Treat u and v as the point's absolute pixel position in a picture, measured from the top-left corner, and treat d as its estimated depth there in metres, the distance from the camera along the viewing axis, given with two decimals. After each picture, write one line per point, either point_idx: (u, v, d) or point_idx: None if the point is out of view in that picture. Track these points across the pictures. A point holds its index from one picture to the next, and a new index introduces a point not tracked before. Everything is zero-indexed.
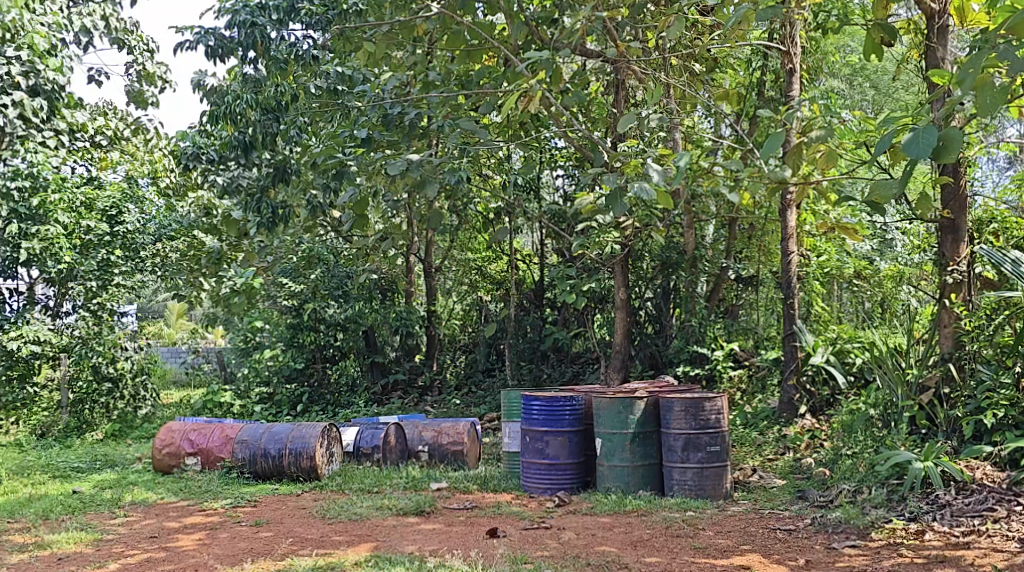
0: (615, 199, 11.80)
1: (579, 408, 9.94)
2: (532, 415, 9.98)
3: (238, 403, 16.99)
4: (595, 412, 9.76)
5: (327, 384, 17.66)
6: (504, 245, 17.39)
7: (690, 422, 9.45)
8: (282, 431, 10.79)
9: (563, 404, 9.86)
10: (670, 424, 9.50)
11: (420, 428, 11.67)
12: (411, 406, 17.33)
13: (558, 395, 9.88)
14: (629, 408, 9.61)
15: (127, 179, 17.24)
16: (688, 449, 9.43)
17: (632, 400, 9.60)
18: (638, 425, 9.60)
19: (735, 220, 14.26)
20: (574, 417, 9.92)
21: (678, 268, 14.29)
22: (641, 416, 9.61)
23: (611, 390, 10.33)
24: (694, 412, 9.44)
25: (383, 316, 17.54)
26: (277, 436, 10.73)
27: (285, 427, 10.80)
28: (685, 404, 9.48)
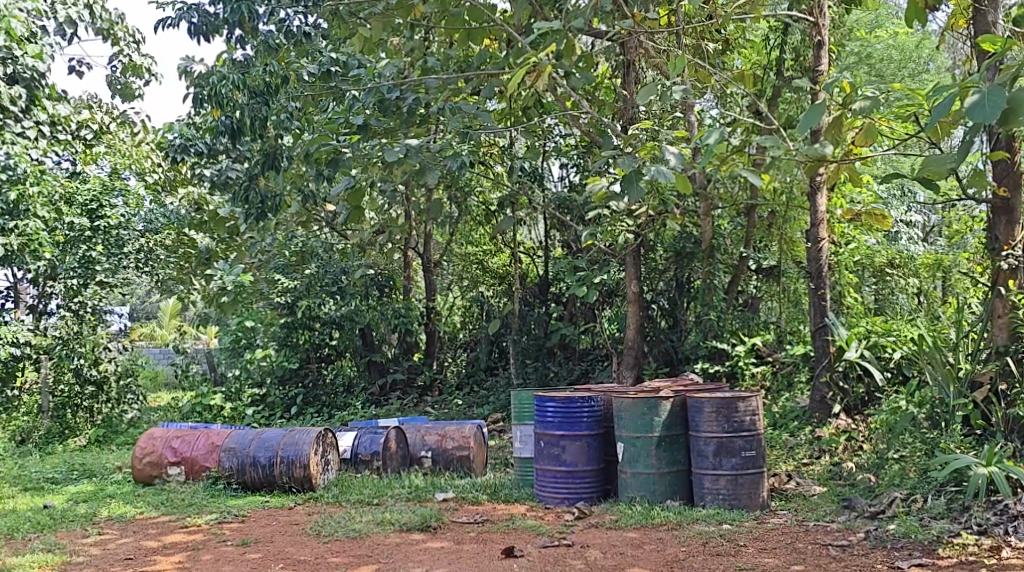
0: (631, 181, 10.60)
1: (597, 410, 9.10)
2: (546, 418, 9.13)
3: (229, 406, 16.15)
4: (615, 414, 8.92)
5: (323, 385, 16.84)
6: (506, 237, 16.55)
7: (723, 425, 8.60)
8: (272, 438, 9.93)
9: (581, 406, 9.02)
10: (699, 427, 8.66)
11: (422, 431, 10.85)
12: (411, 408, 16.50)
13: (575, 395, 9.04)
14: (654, 409, 8.76)
15: (111, 173, 16.33)
16: (720, 454, 8.59)
17: (658, 401, 8.75)
18: (664, 429, 8.76)
19: (754, 209, 13.32)
20: (593, 420, 9.08)
21: (693, 259, 13.43)
22: (667, 418, 8.77)
23: (631, 389, 9.49)
24: (726, 414, 8.60)
25: (380, 313, 16.69)
26: (267, 443, 9.87)
27: (276, 434, 9.94)
28: (716, 405, 8.64)
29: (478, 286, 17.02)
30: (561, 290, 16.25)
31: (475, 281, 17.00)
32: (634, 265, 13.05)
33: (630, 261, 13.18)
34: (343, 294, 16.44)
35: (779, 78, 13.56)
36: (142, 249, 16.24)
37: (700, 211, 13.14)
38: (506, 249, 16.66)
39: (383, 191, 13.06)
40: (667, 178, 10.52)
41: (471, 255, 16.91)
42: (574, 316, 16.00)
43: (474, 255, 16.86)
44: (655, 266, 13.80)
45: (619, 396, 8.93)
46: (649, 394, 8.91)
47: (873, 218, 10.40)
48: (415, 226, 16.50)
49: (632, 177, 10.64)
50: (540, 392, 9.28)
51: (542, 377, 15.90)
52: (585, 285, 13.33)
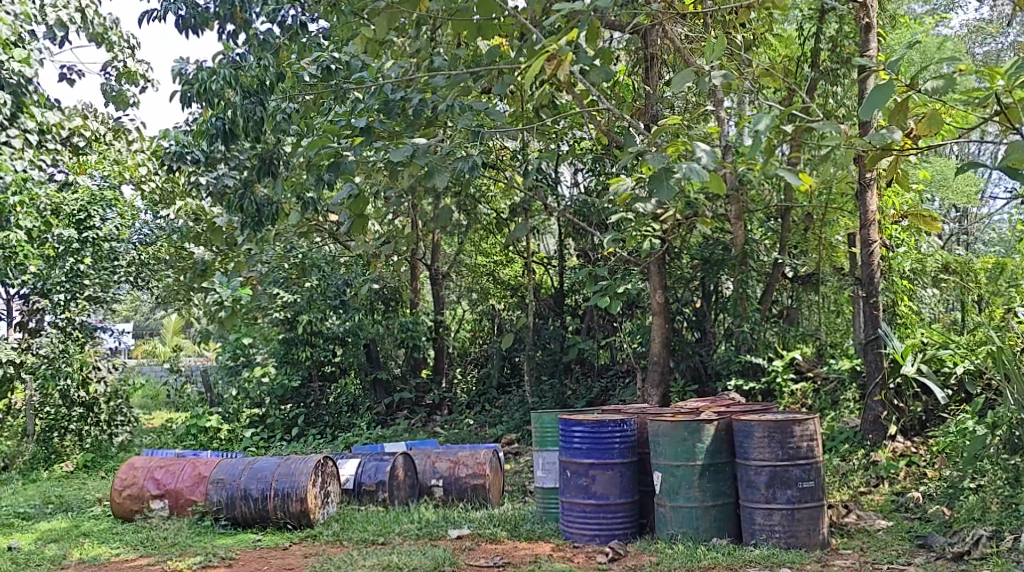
0: (659, 181, 9.66)
1: (630, 434, 8.13)
2: (573, 444, 8.14)
3: (225, 428, 15.14)
4: (652, 439, 7.94)
5: (326, 405, 15.83)
6: (519, 246, 15.54)
7: (776, 451, 7.64)
8: (266, 468, 8.91)
9: (613, 430, 8.03)
10: (748, 454, 7.70)
11: (432, 458, 9.87)
12: (419, 428, 15.47)
13: (605, 418, 8.05)
14: (697, 434, 7.78)
15: (105, 186, 15.35)
16: (774, 485, 7.63)
17: (701, 424, 7.79)
18: (708, 456, 7.79)
19: (790, 210, 12.27)
20: (625, 446, 8.09)
21: (723, 267, 12.62)
22: (710, 443, 7.80)
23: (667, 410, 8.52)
24: (779, 439, 7.65)
25: (385, 328, 15.88)
26: (259, 474, 8.86)
27: (270, 462, 8.94)
28: (767, 429, 7.69)
29: (489, 299, 15.95)
30: (577, 302, 15.22)
31: (485, 293, 15.93)
32: (660, 273, 12.31)
33: (655, 269, 12.35)
34: (346, 306, 15.60)
35: (815, 70, 12.51)
36: (136, 264, 15.49)
37: (731, 215, 12.03)
38: (518, 260, 15.65)
39: (390, 199, 12.09)
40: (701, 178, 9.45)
41: (480, 267, 15.87)
42: (592, 329, 14.93)
43: (484, 266, 15.83)
44: (681, 276, 12.88)
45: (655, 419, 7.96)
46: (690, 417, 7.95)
47: (920, 220, 9.50)
48: (422, 236, 15.59)
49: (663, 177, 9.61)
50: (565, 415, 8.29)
51: (559, 395, 14.87)
52: (608, 294, 12.02)
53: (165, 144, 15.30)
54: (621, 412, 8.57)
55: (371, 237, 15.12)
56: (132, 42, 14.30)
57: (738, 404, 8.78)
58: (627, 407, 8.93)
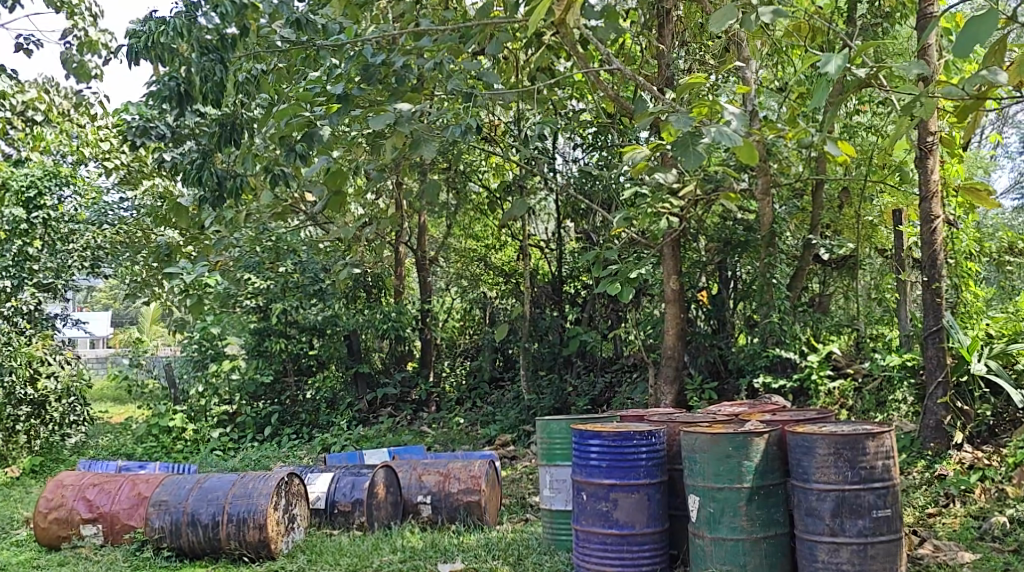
0: (685, 148, 8.42)
1: (658, 448, 6.99)
2: (589, 461, 7.03)
3: (190, 428, 13.75)
4: (689, 456, 6.86)
5: (302, 402, 14.37)
6: (513, 228, 14.08)
7: (845, 473, 6.55)
8: (218, 489, 7.77)
9: (638, 445, 6.92)
10: (808, 475, 6.62)
11: (419, 470, 8.49)
12: (405, 425, 13.99)
13: (628, 431, 6.94)
14: (745, 451, 6.72)
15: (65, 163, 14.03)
16: (842, 514, 6.54)
17: (750, 439, 6.71)
18: (758, 477, 6.72)
19: (822, 184, 10.86)
20: (651, 463, 6.98)
21: (745, 250, 11.27)
22: (760, 461, 6.73)
23: (698, 415, 7.40)
24: (848, 458, 6.56)
25: (367, 317, 14.27)
26: (210, 496, 7.71)
27: (223, 481, 7.79)
28: (833, 445, 6.59)
29: (480, 286, 14.43)
30: (578, 289, 13.77)
31: (476, 280, 14.27)
32: (672, 259, 11.00)
33: (667, 253, 11.05)
34: (324, 292, 14.10)
35: (851, 27, 11.04)
36: (91, 249, 13.89)
37: (758, 190, 10.57)
38: (512, 243, 14.20)
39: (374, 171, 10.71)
40: (733, 143, 8.35)
41: (469, 250, 14.41)
42: (594, 319, 13.50)
43: (473, 250, 14.32)
44: (697, 260, 11.45)
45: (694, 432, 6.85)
46: (733, 428, 6.87)
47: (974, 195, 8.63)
48: (406, 218, 14.17)
49: (687, 143, 8.48)
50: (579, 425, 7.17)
51: (559, 392, 13.31)
52: (619, 281, 10.46)
53: (127, 117, 13.78)
54: (645, 420, 7.43)
55: (351, 219, 13.65)
56: (95, 6, 11.89)
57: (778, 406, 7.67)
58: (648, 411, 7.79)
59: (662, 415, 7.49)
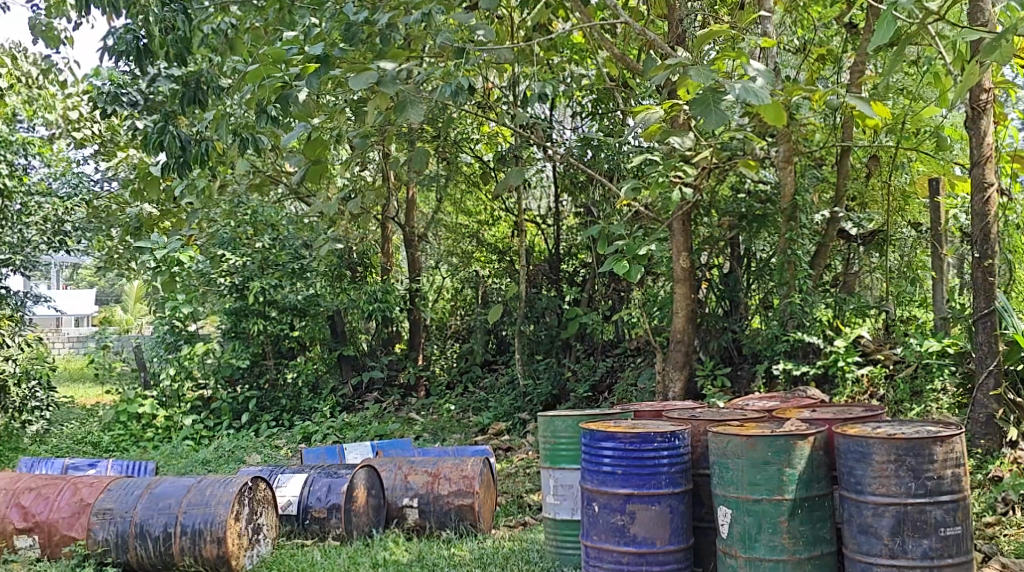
0: (707, 106, 7.57)
1: (681, 453, 6.33)
2: (603, 466, 6.33)
3: (161, 415, 12.87)
4: (722, 463, 6.14)
5: (281, 387, 13.28)
6: (509, 201, 13.11)
7: (908, 485, 5.84)
8: (170, 497, 7.09)
9: (660, 448, 6.24)
10: (863, 485, 5.91)
11: (404, 469, 7.71)
12: (392, 412, 13.01)
13: (648, 433, 6.25)
14: (786, 458, 6.01)
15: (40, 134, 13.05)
16: (906, 532, 5.83)
17: (792, 443, 6.00)
18: (802, 488, 6.02)
19: (848, 152, 10.02)
20: (674, 469, 6.30)
21: (764, 226, 10.37)
22: (804, 469, 6.03)
23: (724, 412, 6.69)
24: (911, 467, 5.84)
25: (351, 297, 13.20)
26: (161, 505, 7.04)
27: (176, 489, 7.11)
28: (893, 452, 5.87)
29: (471, 264, 13.51)
30: (576, 267, 12.85)
31: (468, 258, 13.51)
32: (683, 235, 10.07)
33: (677, 229, 10.11)
34: (305, 271, 13.10)
35: None
36: (54, 222, 12.81)
37: (779, 157, 9.72)
38: (506, 218, 13.28)
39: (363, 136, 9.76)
40: (759, 101, 7.51)
41: (460, 226, 13.50)
42: (594, 299, 12.56)
43: (464, 227, 13.47)
44: (709, 238, 10.55)
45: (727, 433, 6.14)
46: (770, 428, 6.16)
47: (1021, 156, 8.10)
48: (393, 191, 13.18)
49: (710, 101, 7.59)
50: (591, 426, 6.46)
51: (557, 378, 12.34)
52: (627, 258, 9.58)
53: (94, 82, 12.67)
54: (664, 418, 6.71)
55: (335, 191, 12.65)
56: None
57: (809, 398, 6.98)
58: (666, 406, 7.08)
59: (684, 413, 6.77)
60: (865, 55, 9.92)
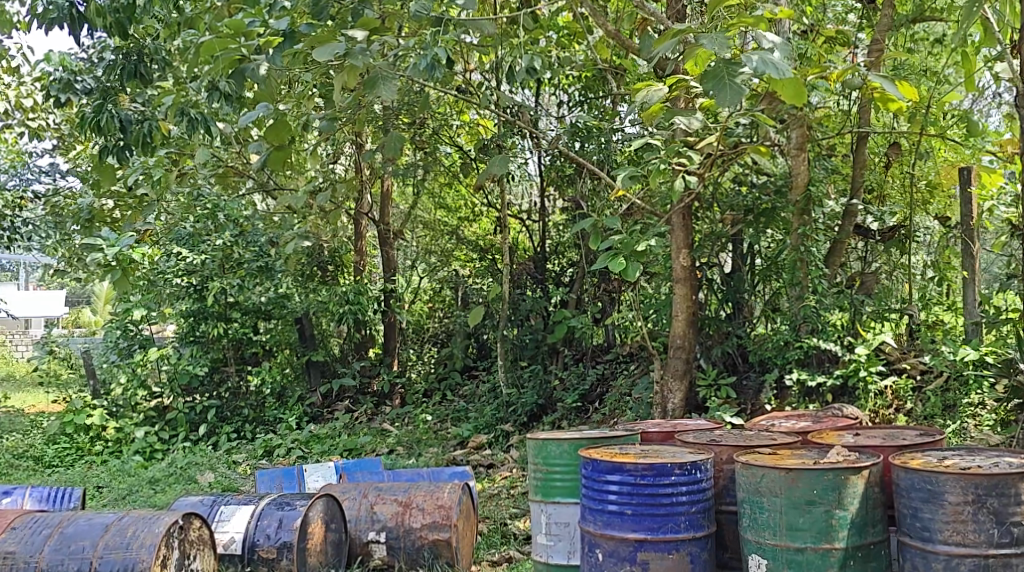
0: (719, 81, 6.53)
1: (700, 488, 5.89)
2: (613, 502, 5.88)
3: (111, 427, 11.81)
4: (765, 503, 5.70)
5: (245, 396, 12.23)
6: (491, 195, 12.11)
7: (989, 529, 5.42)
8: (84, 537, 6.13)
9: (678, 484, 5.80)
10: (928, 526, 5.51)
11: (373, 498, 6.87)
12: (364, 422, 11.94)
13: (665, 465, 5.80)
14: (839, 499, 5.60)
15: None
16: None
17: (846, 481, 5.59)
18: (855, 533, 5.61)
19: (866, 139, 9.08)
20: (693, 508, 5.86)
21: (773, 220, 9.37)
22: (857, 512, 5.62)
23: (753, 437, 6.23)
24: (992, 510, 5.42)
25: (322, 298, 12.06)
26: (72, 548, 6.07)
27: (91, 528, 6.15)
28: (969, 492, 5.46)
29: (451, 262, 12.49)
30: (563, 266, 11.86)
31: (447, 257, 12.51)
32: (683, 229, 9.15)
33: (675, 224, 9.21)
34: (271, 270, 11.99)
35: None
36: None
37: (791, 145, 8.85)
38: (488, 214, 12.37)
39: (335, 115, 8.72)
40: (781, 75, 6.49)
41: (439, 223, 12.54)
42: (582, 301, 11.57)
43: (443, 224, 12.53)
44: (711, 233, 9.55)
45: (760, 464, 5.72)
46: (814, 463, 5.73)
47: None
48: (367, 184, 12.13)
49: (723, 74, 6.57)
50: (597, 456, 5.99)
51: (543, 387, 11.29)
52: (623, 254, 8.54)
53: (46, 67, 11.68)
54: (683, 443, 6.26)
55: (304, 183, 11.61)
56: None
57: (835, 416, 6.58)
58: (679, 427, 6.63)
59: (703, 437, 6.35)
60: (884, 33, 8.98)
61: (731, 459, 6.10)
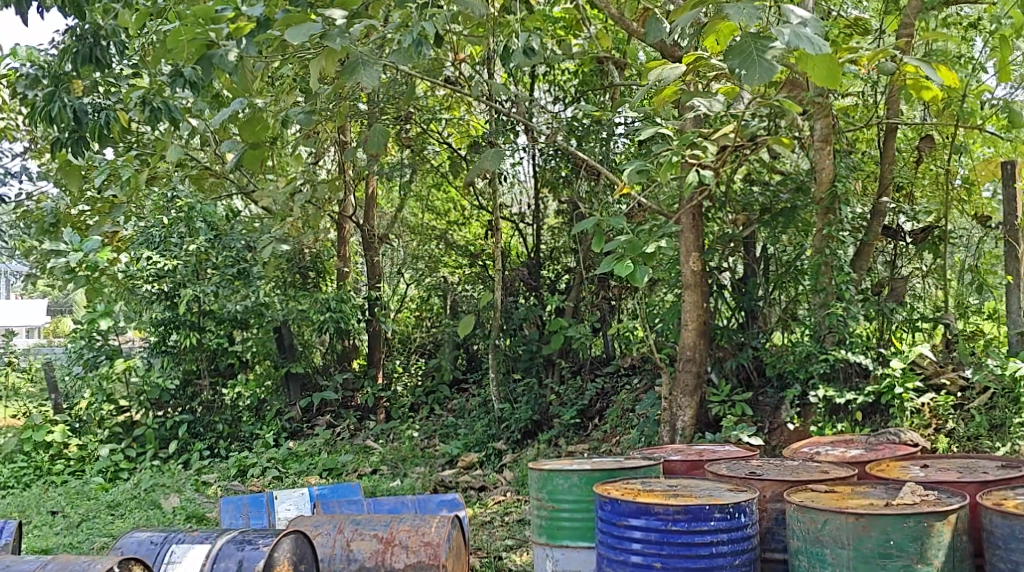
0: (746, 56, 5.72)
1: (744, 537, 5.40)
2: (640, 548, 5.40)
3: (73, 444, 10.91)
4: (831, 553, 5.15)
5: (219, 410, 11.24)
6: (483, 195, 11.26)
7: None
8: None
9: (719, 532, 5.30)
10: (1021, 570, 4.97)
11: (350, 532, 6.07)
12: (347, 438, 11.06)
13: (703, 509, 5.33)
14: (919, 550, 5.05)
15: None
16: None
17: (929, 529, 5.05)
18: None
19: (894, 132, 8.32)
20: (736, 561, 5.37)
21: (794, 218, 8.56)
22: (942, 564, 5.08)
23: (803, 474, 5.77)
24: None
25: (302, 306, 11.17)
26: None
27: None
28: None
29: (438, 269, 11.60)
30: (558, 272, 10.98)
31: (433, 263, 11.63)
32: (694, 231, 8.40)
33: (684, 224, 8.44)
34: (249, 277, 11.02)
35: None
36: None
37: (815, 136, 8.11)
38: (480, 217, 11.52)
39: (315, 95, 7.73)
40: (816, 50, 5.67)
41: (427, 227, 11.65)
42: (581, 309, 10.73)
43: (431, 228, 11.65)
44: (724, 235, 8.76)
45: (815, 505, 5.24)
46: (883, 506, 5.21)
47: None
48: (350, 183, 11.25)
49: (751, 50, 5.77)
50: (622, 496, 5.52)
51: (537, 403, 10.42)
52: (630, 257, 7.77)
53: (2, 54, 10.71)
54: (720, 479, 5.79)
55: (282, 183, 10.72)
56: None
57: (889, 448, 6.12)
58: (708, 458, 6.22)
59: (740, 468, 5.95)
60: (915, 16, 8.15)
61: (777, 498, 5.64)
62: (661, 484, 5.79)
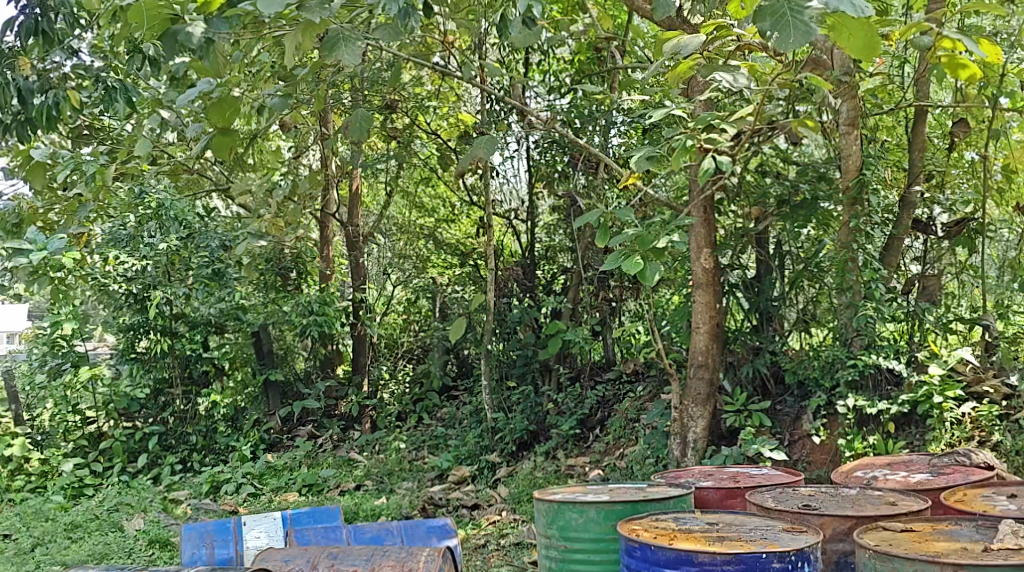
0: (782, 22, 5.10)
1: None
2: None
3: (34, 458, 9.87)
4: None
5: (193, 421, 10.41)
6: (475, 188, 10.52)
7: None
8: None
9: None
10: None
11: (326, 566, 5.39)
12: (329, 450, 10.27)
13: (760, 559, 4.82)
14: None
15: None
16: None
17: None
18: None
19: (925, 114, 7.69)
20: None
21: (814, 212, 7.77)
22: None
23: (872, 508, 5.31)
24: None
25: (283, 309, 10.45)
26: None
27: None
28: None
29: (427, 270, 10.80)
30: (554, 273, 10.19)
31: (422, 263, 10.83)
32: (705, 225, 7.67)
33: (695, 218, 7.73)
34: (224, 277, 10.23)
35: None
36: None
37: (841, 119, 7.40)
38: (472, 211, 10.64)
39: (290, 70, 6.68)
40: (858, 13, 4.97)
41: (415, 226, 10.83)
42: (578, 310, 9.93)
43: (418, 226, 10.84)
44: (738, 230, 8.02)
45: (895, 553, 4.74)
46: (980, 552, 4.73)
47: None
48: (334, 177, 10.48)
49: (785, 10, 5.13)
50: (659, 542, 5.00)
51: (533, 412, 9.69)
52: (638, 253, 7.02)
53: None
54: (774, 517, 5.30)
55: (260, 176, 9.96)
56: None
57: (958, 477, 5.70)
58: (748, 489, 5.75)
59: (789, 501, 5.50)
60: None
61: (842, 537, 5.19)
62: (696, 524, 5.28)
